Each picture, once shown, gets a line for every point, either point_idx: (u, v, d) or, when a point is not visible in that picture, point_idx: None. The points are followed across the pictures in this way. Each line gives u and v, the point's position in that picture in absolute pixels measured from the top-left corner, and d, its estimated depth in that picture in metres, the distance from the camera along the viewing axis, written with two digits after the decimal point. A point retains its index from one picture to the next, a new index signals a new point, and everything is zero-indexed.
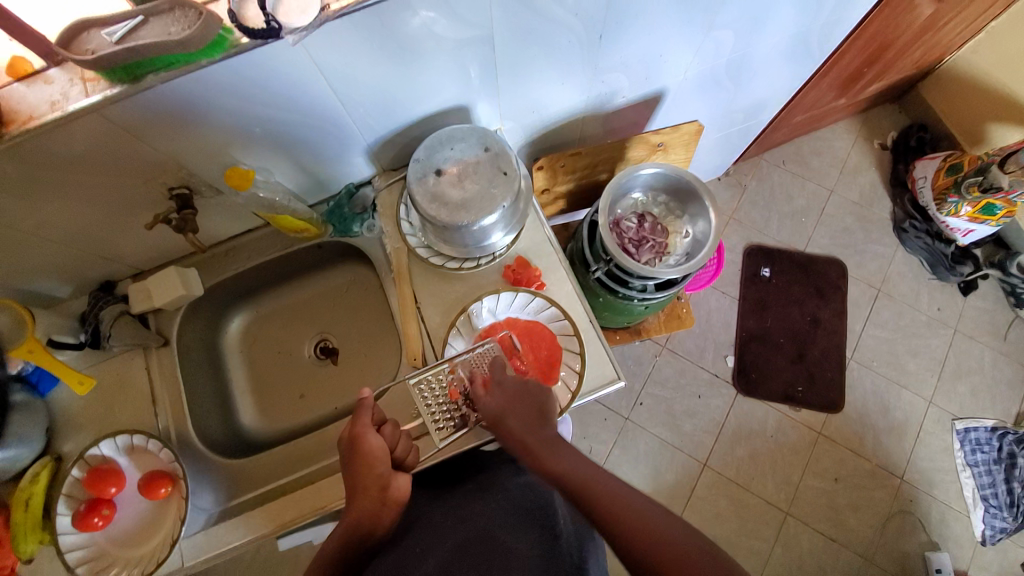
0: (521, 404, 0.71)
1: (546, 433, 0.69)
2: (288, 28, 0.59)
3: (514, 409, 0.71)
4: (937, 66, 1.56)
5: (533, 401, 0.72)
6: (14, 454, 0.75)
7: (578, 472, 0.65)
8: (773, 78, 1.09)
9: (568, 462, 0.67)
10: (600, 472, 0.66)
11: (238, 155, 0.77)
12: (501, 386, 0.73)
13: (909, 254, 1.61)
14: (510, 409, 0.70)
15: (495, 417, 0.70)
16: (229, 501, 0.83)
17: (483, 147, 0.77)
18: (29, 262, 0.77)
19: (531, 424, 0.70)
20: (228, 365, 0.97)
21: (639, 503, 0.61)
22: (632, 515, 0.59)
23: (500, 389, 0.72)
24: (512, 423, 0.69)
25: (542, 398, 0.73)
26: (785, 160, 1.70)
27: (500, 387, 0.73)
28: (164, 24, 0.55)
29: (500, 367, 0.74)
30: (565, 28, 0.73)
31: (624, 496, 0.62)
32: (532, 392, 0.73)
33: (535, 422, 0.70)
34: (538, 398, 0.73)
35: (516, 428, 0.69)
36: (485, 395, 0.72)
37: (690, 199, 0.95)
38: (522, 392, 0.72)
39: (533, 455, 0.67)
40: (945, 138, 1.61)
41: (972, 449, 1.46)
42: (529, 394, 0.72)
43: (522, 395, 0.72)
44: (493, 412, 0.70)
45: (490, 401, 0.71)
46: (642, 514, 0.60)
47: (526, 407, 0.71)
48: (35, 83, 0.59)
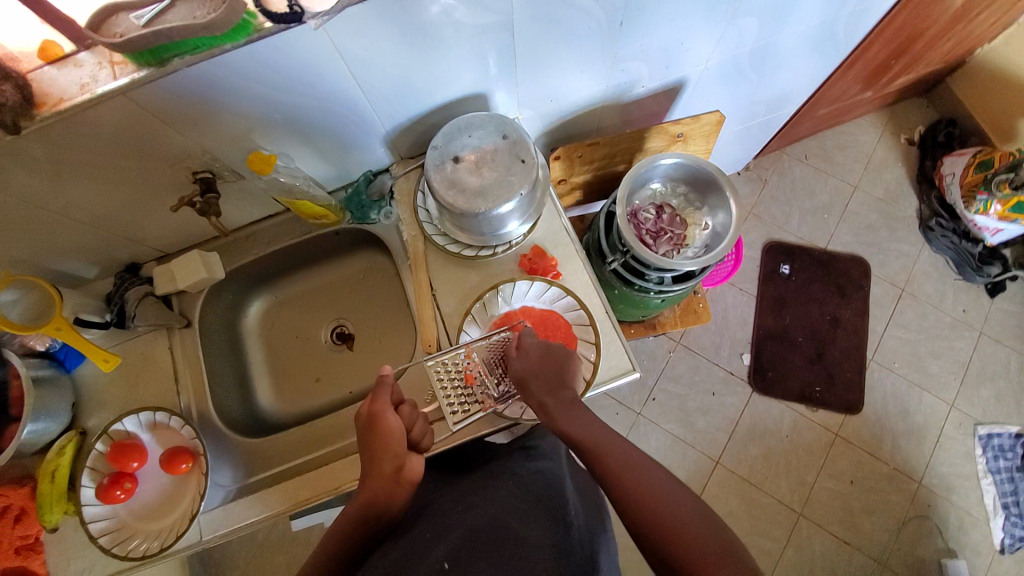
0: (546, 367, 0.71)
1: (568, 396, 0.69)
2: (310, 13, 0.59)
3: (539, 372, 0.71)
4: (969, 57, 1.51)
5: (558, 365, 0.72)
6: (43, 426, 0.78)
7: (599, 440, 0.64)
8: (797, 69, 1.07)
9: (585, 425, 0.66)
10: (616, 441, 0.65)
11: (260, 140, 0.78)
12: (527, 349, 0.73)
13: (935, 253, 1.57)
14: (535, 373, 0.70)
15: (520, 378, 0.70)
16: (246, 479, 0.85)
17: (501, 134, 0.77)
18: (59, 242, 0.79)
19: (553, 387, 0.69)
20: (247, 348, 0.99)
21: (665, 492, 0.59)
22: (652, 501, 0.58)
23: (528, 351, 0.73)
24: (535, 388, 0.69)
25: (566, 363, 0.72)
26: (808, 156, 1.67)
27: (525, 350, 0.73)
28: (190, 8, 0.56)
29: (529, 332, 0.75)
30: (586, 15, 0.72)
31: (646, 478, 0.60)
32: (557, 356, 0.72)
33: (559, 385, 0.70)
34: (563, 363, 0.72)
35: (539, 391, 0.69)
36: (514, 355, 0.73)
37: (711, 190, 0.94)
38: (547, 355, 0.72)
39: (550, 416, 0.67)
40: (974, 134, 1.57)
41: (994, 455, 1.43)
42: (555, 357, 0.72)
43: (549, 359, 0.72)
44: (518, 373, 0.71)
45: (517, 361, 0.72)
46: (663, 501, 0.58)
47: (552, 372, 0.71)
48: (66, 66, 0.61)
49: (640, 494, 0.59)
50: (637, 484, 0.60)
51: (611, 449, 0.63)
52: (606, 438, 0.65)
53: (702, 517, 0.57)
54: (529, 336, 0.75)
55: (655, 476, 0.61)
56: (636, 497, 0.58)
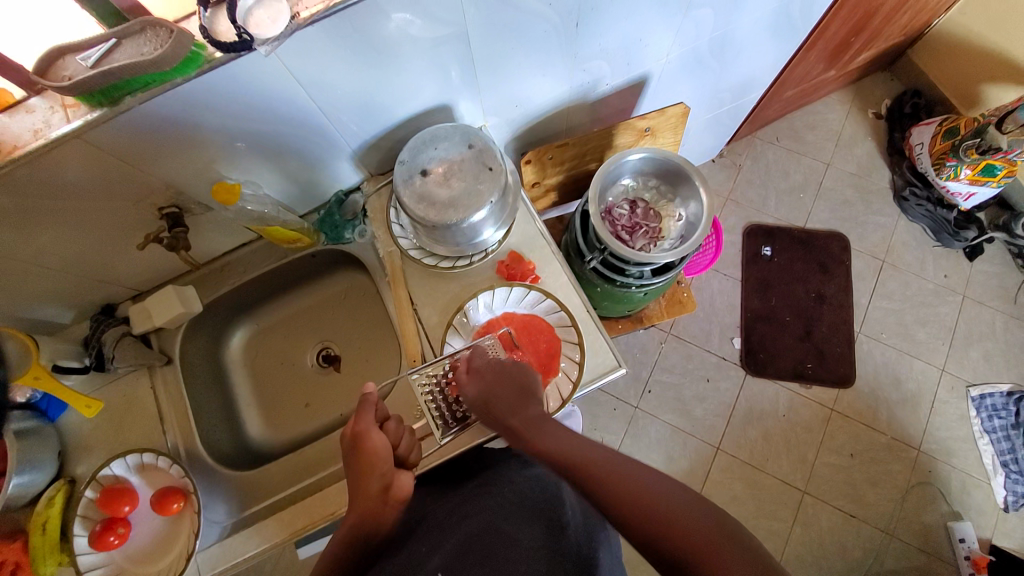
0: (503, 381, 0.72)
1: (530, 413, 0.69)
2: (260, 39, 0.58)
3: (496, 393, 0.70)
4: (926, 30, 1.54)
5: (512, 382, 0.72)
6: (29, 479, 0.77)
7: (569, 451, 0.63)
8: (758, 55, 1.08)
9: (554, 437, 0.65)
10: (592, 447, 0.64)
11: (224, 169, 0.77)
12: (480, 372, 0.73)
13: (912, 222, 1.59)
14: (491, 394, 0.70)
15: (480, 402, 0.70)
16: (241, 512, 0.84)
17: (467, 144, 0.77)
18: (30, 291, 0.78)
19: (515, 407, 0.69)
20: (232, 380, 0.98)
21: (652, 484, 0.58)
22: (649, 499, 0.56)
23: (480, 372, 0.73)
24: (498, 408, 0.69)
25: (518, 375, 0.73)
26: (780, 137, 1.68)
27: (480, 373, 0.73)
28: (137, 45, 0.55)
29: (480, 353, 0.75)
30: (540, 19, 0.72)
31: (633, 475, 0.59)
32: (510, 372, 0.73)
33: (517, 400, 0.70)
34: (516, 375, 0.73)
35: (500, 412, 0.69)
36: (467, 381, 0.72)
37: (681, 180, 0.94)
38: (501, 372, 0.73)
39: (518, 437, 0.67)
40: (940, 102, 1.59)
41: (989, 415, 1.44)
42: (506, 376, 0.72)
43: (503, 377, 0.72)
44: (475, 399, 0.71)
45: (471, 387, 0.72)
46: (653, 493, 0.57)
47: (509, 391, 0.71)
48: (17, 113, 0.59)
49: (633, 494, 0.57)
50: (629, 484, 0.58)
51: (590, 452, 0.63)
52: (574, 444, 0.64)
53: (691, 501, 0.56)
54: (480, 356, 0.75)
55: (637, 470, 0.60)
56: (628, 500, 0.57)
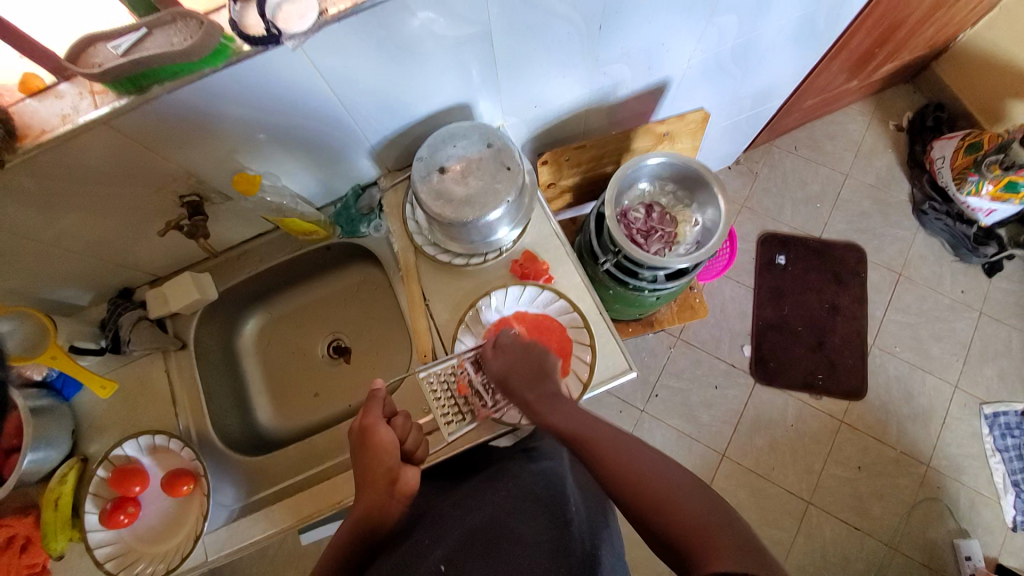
0: (524, 362, 0.72)
1: (548, 390, 0.70)
2: (287, 34, 0.59)
3: (517, 369, 0.71)
4: (952, 43, 1.51)
5: (534, 360, 0.72)
6: (43, 456, 0.78)
7: (576, 427, 0.65)
8: (781, 63, 1.07)
9: (566, 416, 0.66)
10: (598, 424, 0.65)
11: (244, 160, 0.78)
12: (502, 348, 0.73)
13: (931, 236, 1.57)
14: (513, 371, 0.71)
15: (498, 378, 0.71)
16: (249, 497, 0.85)
17: (486, 143, 0.77)
18: (51, 272, 0.80)
19: (533, 383, 0.70)
20: (244, 367, 0.99)
21: (666, 477, 0.57)
22: (658, 493, 0.55)
23: (504, 350, 0.73)
24: (515, 383, 0.71)
25: (542, 356, 0.73)
26: (798, 145, 1.66)
27: (502, 350, 0.73)
28: (167, 35, 0.56)
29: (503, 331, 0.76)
30: (563, 21, 0.72)
31: (646, 467, 0.58)
32: (533, 352, 0.73)
33: (536, 379, 0.71)
34: (540, 356, 0.73)
35: (518, 388, 0.70)
36: (491, 356, 0.73)
37: (698, 186, 0.94)
38: (524, 353, 0.73)
39: (534, 412, 0.69)
40: (964, 116, 1.56)
41: (1001, 434, 1.42)
42: (529, 355, 0.73)
43: (526, 356, 0.72)
44: (495, 372, 0.72)
45: (493, 363, 0.73)
46: (666, 487, 0.56)
47: (529, 367, 0.72)
48: (47, 98, 0.60)
49: (642, 487, 0.56)
50: (639, 477, 0.57)
51: (606, 437, 0.63)
52: (587, 421, 0.66)
53: (706, 501, 0.54)
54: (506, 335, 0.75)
55: (653, 461, 0.59)
56: (636, 491, 0.56)
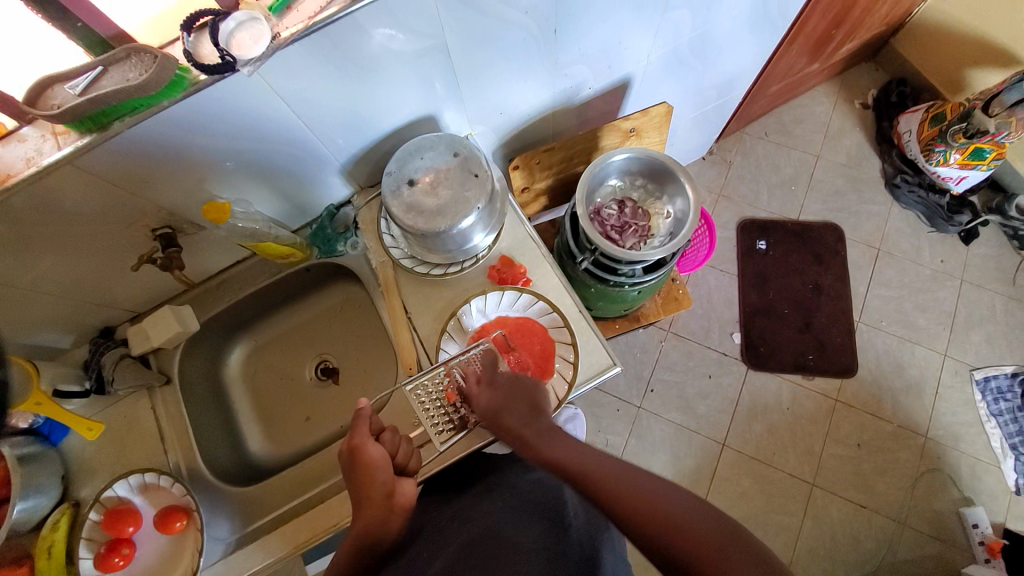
0: (514, 400, 0.70)
1: (542, 423, 0.68)
2: (243, 60, 0.59)
3: (509, 405, 0.70)
4: (907, 19, 1.55)
5: (523, 395, 0.71)
6: (33, 504, 0.77)
7: (573, 458, 0.63)
8: (739, 51, 1.09)
9: (565, 449, 0.64)
10: (597, 454, 0.64)
11: (213, 188, 0.78)
12: (492, 383, 0.72)
13: (906, 209, 1.60)
14: (504, 406, 0.69)
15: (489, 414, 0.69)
16: (244, 528, 0.85)
17: (453, 153, 0.78)
18: (29, 317, 0.79)
19: (528, 417, 0.69)
20: (232, 397, 0.98)
21: (667, 496, 0.57)
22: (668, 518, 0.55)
23: (492, 385, 0.71)
24: (507, 420, 0.68)
25: (533, 393, 0.72)
26: (768, 132, 1.69)
27: (492, 384, 0.72)
28: (123, 71, 0.57)
29: (490, 364, 0.74)
30: (518, 28, 0.73)
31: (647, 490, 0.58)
32: (522, 386, 0.72)
33: (530, 415, 0.69)
34: (529, 392, 0.72)
35: (512, 424, 0.68)
36: (478, 393, 0.71)
37: (667, 178, 0.95)
38: (515, 387, 0.72)
39: (531, 448, 0.65)
40: (927, 89, 1.59)
41: (994, 398, 1.44)
42: (518, 387, 0.72)
43: (515, 391, 0.71)
44: (486, 409, 0.70)
45: (483, 398, 0.70)
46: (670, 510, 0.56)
47: (520, 403, 0.70)
48: (10, 143, 0.61)
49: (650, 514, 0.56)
50: (647, 502, 0.57)
51: (606, 466, 0.62)
52: (585, 454, 0.64)
53: (708, 513, 0.55)
54: (491, 368, 0.74)
55: (651, 483, 0.59)
56: (648, 523, 0.55)
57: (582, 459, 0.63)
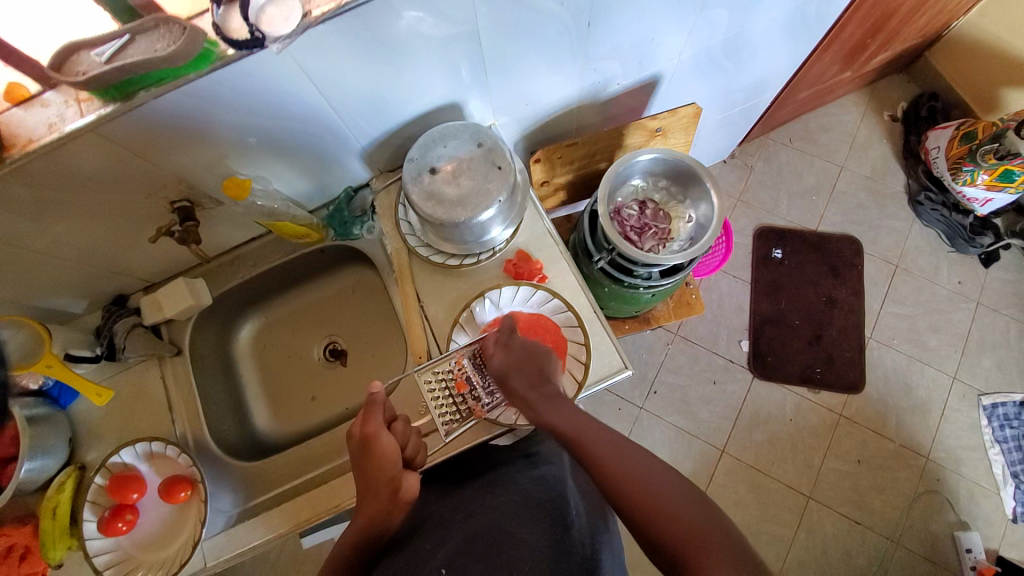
0: (527, 363, 0.72)
1: (549, 391, 0.69)
2: (272, 36, 0.58)
3: (519, 367, 0.71)
4: (947, 32, 1.51)
5: (536, 360, 0.72)
6: (41, 465, 0.78)
7: (576, 427, 0.64)
8: (773, 55, 1.07)
9: (567, 412, 0.67)
10: (597, 425, 0.65)
11: (234, 164, 0.78)
12: (508, 344, 0.73)
13: (927, 227, 1.57)
14: (515, 368, 0.71)
15: (499, 374, 0.71)
16: (247, 502, 0.85)
17: (476, 142, 0.77)
18: (45, 280, 0.80)
19: (535, 382, 0.70)
20: (240, 372, 0.99)
21: (652, 478, 0.58)
22: (671, 516, 0.54)
23: (507, 347, 0.73)
24: (518, 383, 0.70)
25: (545, 360, 0.73)
26: (793, 138, 1.66)
27: (507, 346, 0.73)
28: (150, 41, 0.56)
29: (509, 327, 0.75)
30: (551, 18, 0.72)
31: (643, 473, 0.58)
32: (536, 352, 0.73)
33: (538, 381, 0.70)
34: (543, 359, 0.73)
35: (521, 388, 0.70)
36: (493, 352, 0.73)
37: (691, 182, 0.94)
38: (529, 354, 0.72)
39: (535, 410, 0.68)
40: (959, 106, 1.56)
41: (1001, 425, 1.42)
42: (533, 354, 0.73)
43: (528, 355, 0.72)
44: (498, 369, 0.72)
45: (497, 358, 0.72)
46: (653, 491, 0.56)
47: (532, 367, 0.71)
48: (33, 107, 0.60)
49: (637, 497, 0.56)
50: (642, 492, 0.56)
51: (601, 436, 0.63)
52: (586, 423, 0.65)
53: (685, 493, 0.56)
54: (510, 332, 0.75)
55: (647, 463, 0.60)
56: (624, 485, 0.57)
57: (579, 428, 0.64)
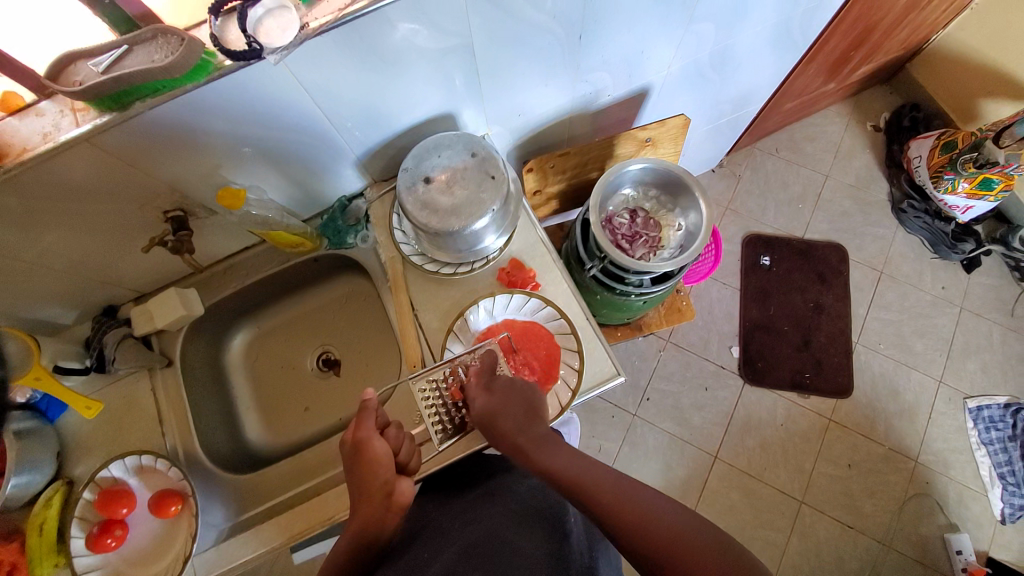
0: (512, 403, 0.69)
1: (538, 431, 0.67)
2: (269, 48, 0.59)
3: (506, 410, 0.68)
4: (925, 45, 1.56)
5: (522, 398, 0.70)
6: (27, 480, 0.77)
7: (575, 471, 0.62)
8: (759, 68, 1.10)
9: (560, 457, 0.64)
10: (586, 461, 0.64)
11: (228, 174, 0.78)
12: (490, 387, 0.70)
13: (910, 234, 1.60)
14: (502, 410, 0.68)
15: (486, 417, 0.67)
16: (237, 516, 0.85)
17: (470, 152, 0.78)
18: (33, 292, 0.79)
19: (523, 424, 0.67)
20: (232, 382, 0.98)
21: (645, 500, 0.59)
22: (678, 544, 0.55)
23: (492, 389, 0.70)
24: (504, 425, 0.67)
25: (529, 396, 0.71)
26: (779, 148, 1.70)
27: (489, 389, 0.70)
28: (148, 51, 0.56)
29: (489, 369, 0.72)
30: (543, 31, 0.73)
31: (640, 499, 0.59)
32: (520, 391, 0.71)
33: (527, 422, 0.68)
34: (526, 396, 0.71)
35: (509, 429, 0.66)
36: (477, 394, 0.70)
37: (681, 192, 0.95)
38: (512, 393, 0.70)
39: (527, 454, 0.65)
40: (938, 116, 1.60)
41: (986, 427, 1.45)
42: (518, 393, 0.71)
43: (512, 395, 0.70)
44: (482, 412, 0.68)
45: (481, 400, 0.69)
46: (644, 510, 0.58)
47: (518, 407, 0.69)
48: (27, 116, 0.60)
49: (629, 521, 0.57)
50: (636, 511, 0.58)
51: (587, 469, 0.62)
52: (579, 464, 0.63)
53: (674, 512, 0.58)
54: (490, 373, 0.72)
55: (641, 489, 0.61)
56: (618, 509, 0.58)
57: (579, 472, 0.62)
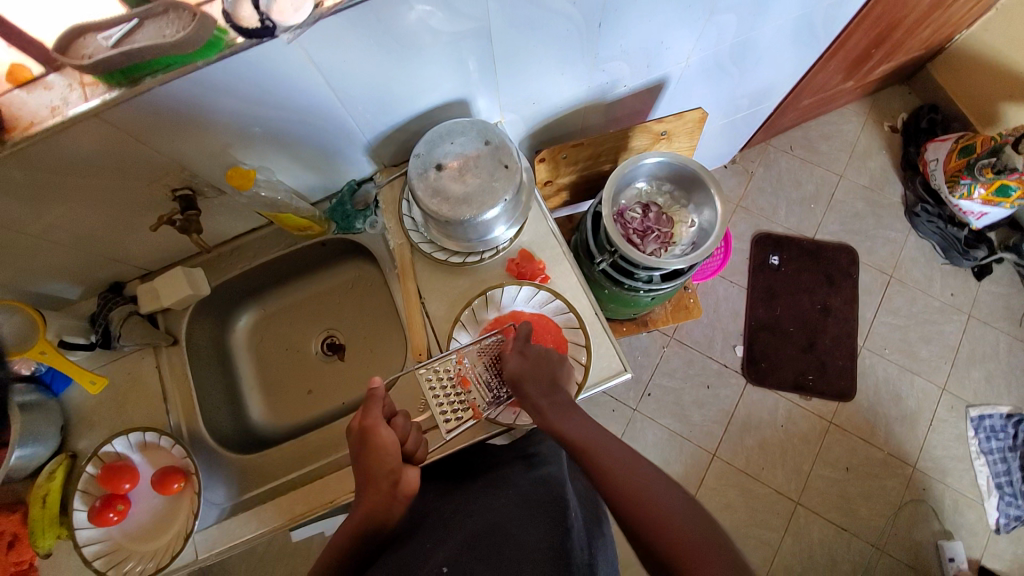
0: (542, 370, 0.71)
1: (561, 398, 0.69)
2: (282, 26, 0.58)
3: (534, 375, 0.70)
4: (948, 45, 1.53)
5: (550, 368, 0.71)
6: (31, 452, 0.77)
7: (587, 439, 0.64)
8: (779, 63, 1.07)
9: (582, 427, 0.65)
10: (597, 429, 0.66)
11: (238, 153, 0.77)
12: (523, 351, 0.72)
13: (922, 239, 1.59)
14: (529, 376, 0.69)
15: (514, 379, 0.69)
16: (239, 496, 0.85)
17: (484, 140, 0.77)
18: (40, 265, 0.79)
19: (547, 391, 0.69)
20: (236, 363, 0.98)
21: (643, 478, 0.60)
22: (670, 526, 0.55)
23: (522, 352, 0.71)
24: (530, 390, 0.69)
25: (557, 366, 0.72)
26: (793, 147, 1.67)
27: (522, 353, 0.71)
28: (160, 26, 0.55)
29: (523, 335, 0.73)
30: (562, 17, 0.71)
31: (646, 482, 0.59)
32: (551, 362, 0.72)
33: (552, 389, 0.69)
34: (554, 365, 0.72)
35: (534, 395, 0.68)
36: (510, 355, 0.71)
37: (695, 187, 0.94)
38: (542, 360, 0.72)
39: (548, 417, 0.66)
40: (957, 119, 1.57)
41: (987, 436, 1.45)
42: (546, 360, 0.72)
43: (541, 364, 0.71)
44: (510, 373, 0.69)
45: (512, 360, 0.70)
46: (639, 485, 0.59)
47: (545, 373, 0.71)
48: (35, 90, 0.59)
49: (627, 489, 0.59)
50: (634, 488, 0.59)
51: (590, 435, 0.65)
52: (594, 433, 0.65)
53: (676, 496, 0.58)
54: (525, 339, 0.73)
55: (647, 471, 0.61)
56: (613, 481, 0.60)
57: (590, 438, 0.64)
